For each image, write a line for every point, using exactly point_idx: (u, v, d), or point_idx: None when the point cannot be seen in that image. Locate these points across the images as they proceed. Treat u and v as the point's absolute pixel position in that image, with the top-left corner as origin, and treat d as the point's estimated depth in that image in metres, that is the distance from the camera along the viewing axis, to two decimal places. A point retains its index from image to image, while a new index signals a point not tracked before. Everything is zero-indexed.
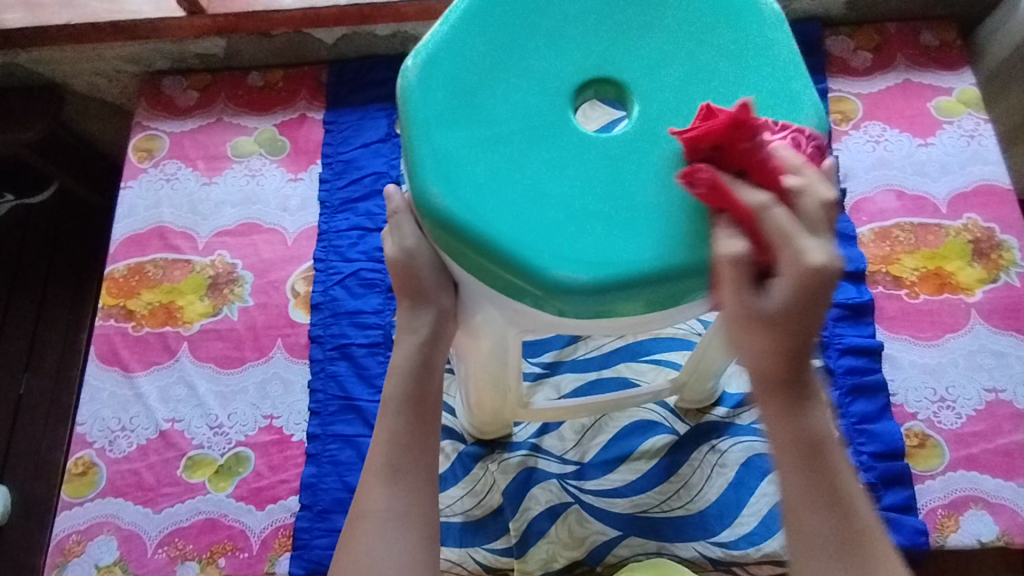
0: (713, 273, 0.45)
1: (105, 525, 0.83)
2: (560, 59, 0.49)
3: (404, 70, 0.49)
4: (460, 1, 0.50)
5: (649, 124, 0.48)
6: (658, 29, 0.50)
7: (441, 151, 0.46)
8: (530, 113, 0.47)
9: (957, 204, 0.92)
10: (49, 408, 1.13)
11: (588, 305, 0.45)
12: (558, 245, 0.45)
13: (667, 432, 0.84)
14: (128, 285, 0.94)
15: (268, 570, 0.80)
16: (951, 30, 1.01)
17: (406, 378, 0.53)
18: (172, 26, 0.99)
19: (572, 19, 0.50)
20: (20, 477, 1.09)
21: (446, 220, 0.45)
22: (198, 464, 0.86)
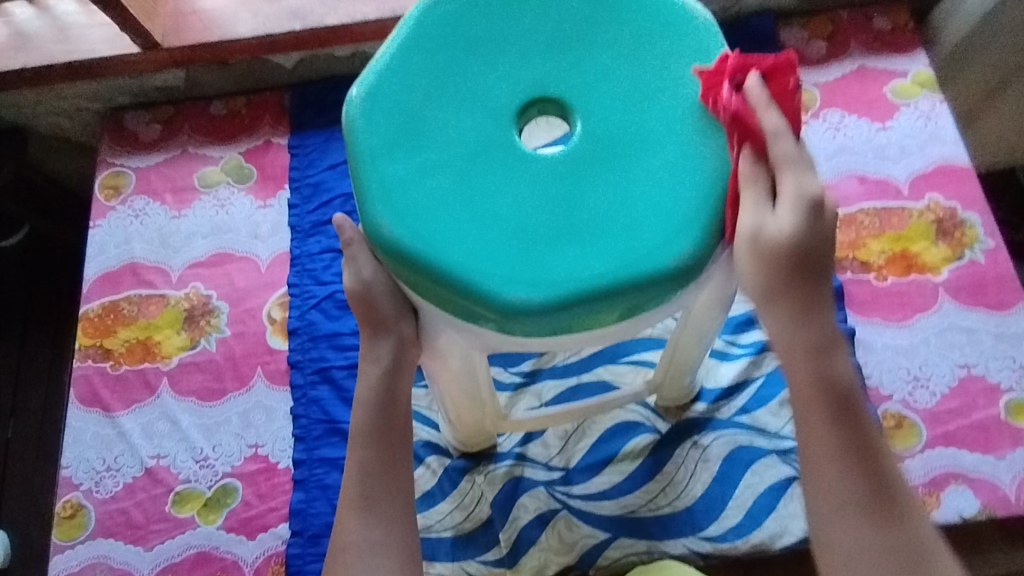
0: (662, 284, 0.46)
1: (98, 566, 0.83)
2: (500, 81, 0.49)
3: (348, 100, 0.49)
4: (399, 28, 0.50)
5: (592, 140, 0.48)
6: (595, 44, 0.50)
7: (389, 180, 0.47)
8: (474, 137, 0.48)
9: (920, 185, 0.93)
10: (37, 452, 1.12)
11: (542, 323, 0.46)
12: (509, 267, 0.46)
13: (649, 431, 0.84)
14: (104, 323, 0.94)
15: None
16: (903, 13, 1.03)
17: (371, 409, 0.53)
18: (129, 62, 0.99)
19: (512, 40, 0.50)
20: (11, 523, 1.09)
21: (397, 248, 0.46)
22: (186, 499, 0.86)
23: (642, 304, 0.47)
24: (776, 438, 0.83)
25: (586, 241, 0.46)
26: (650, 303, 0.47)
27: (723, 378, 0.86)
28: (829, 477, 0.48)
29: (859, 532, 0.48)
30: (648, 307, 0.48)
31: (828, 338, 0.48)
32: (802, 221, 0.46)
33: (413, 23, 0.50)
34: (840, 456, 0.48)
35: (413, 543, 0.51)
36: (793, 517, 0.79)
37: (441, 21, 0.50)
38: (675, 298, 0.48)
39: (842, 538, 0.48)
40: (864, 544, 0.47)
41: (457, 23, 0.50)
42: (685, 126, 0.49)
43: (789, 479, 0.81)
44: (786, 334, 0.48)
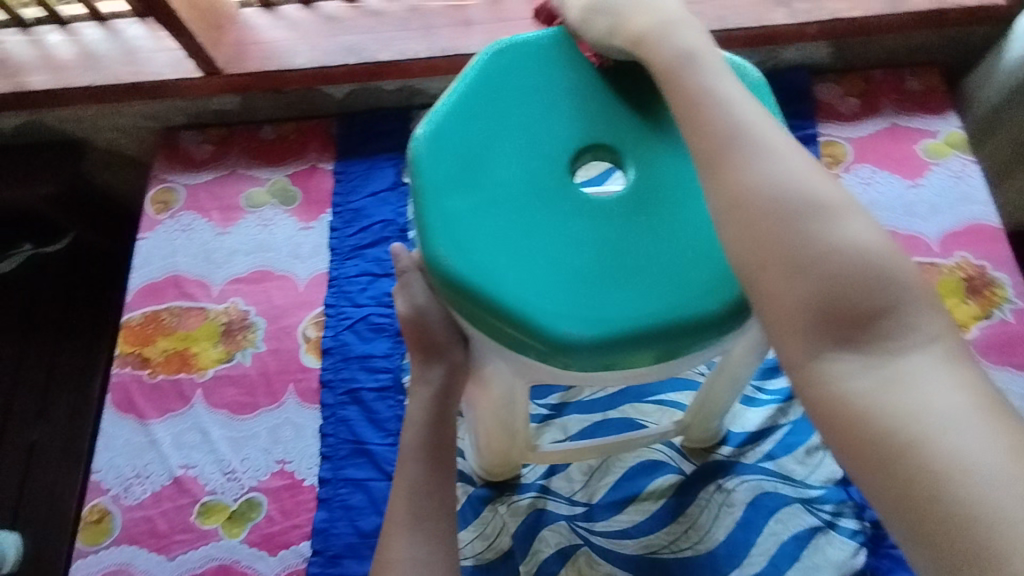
0: (710, 328, 0.48)
1: (120, 573, 0.84)
2: (557, 127, 0.52)
3: (414, 138, 0.52)
4: (465, 74, 0.54)
5: (645, 187, 0.51)
6: (649, 99, 0.54)
7: (450, 215, 0.49)
8: (530, 178, 0.51)
9: (949, 243, 0.95)
10: (63, 456, 1.13)
11: (592, 359, 0.47)
12: (561, 303, 0.48)
13: (673, 472, 0.85)
14: (145, 332, 0.97)
15: None
16: (934, 76, 1.06)
17: (424, 428, 0.57)
18: (190, 86, 1.04)
19: (571, 91, 0.54)
20: (28, 529, 1.08)
21: (456, 280, 0.48)
22: (212, 510, 0.87)
23: (688, 346, 0.48)
24: (800, 486, 0.83)
25: (637, 283, 0.48)
26: (696, 346, 0.49)
27: (748, 423, 0.88)
28: (748, 235, 0.46)
29: (805, 301, 0.44)
30: (693, 350, 0.49)
31: (732, 120, 0.48)
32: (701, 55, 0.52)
33: (478, 69, 0.54)
34: (765, 213, 0.45)
35: (453, 566, 0.52)
36: (816, 568, 0.79)
37: (504, 69, 0.54)
38: (719, 343, 0.50)
39: (787, 293, 0.44)
40: (806, 295, 0.43)
41: (519, 72, 0.54)
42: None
43: (813, 529, 0.81)
44: (694, 123, 0.50)
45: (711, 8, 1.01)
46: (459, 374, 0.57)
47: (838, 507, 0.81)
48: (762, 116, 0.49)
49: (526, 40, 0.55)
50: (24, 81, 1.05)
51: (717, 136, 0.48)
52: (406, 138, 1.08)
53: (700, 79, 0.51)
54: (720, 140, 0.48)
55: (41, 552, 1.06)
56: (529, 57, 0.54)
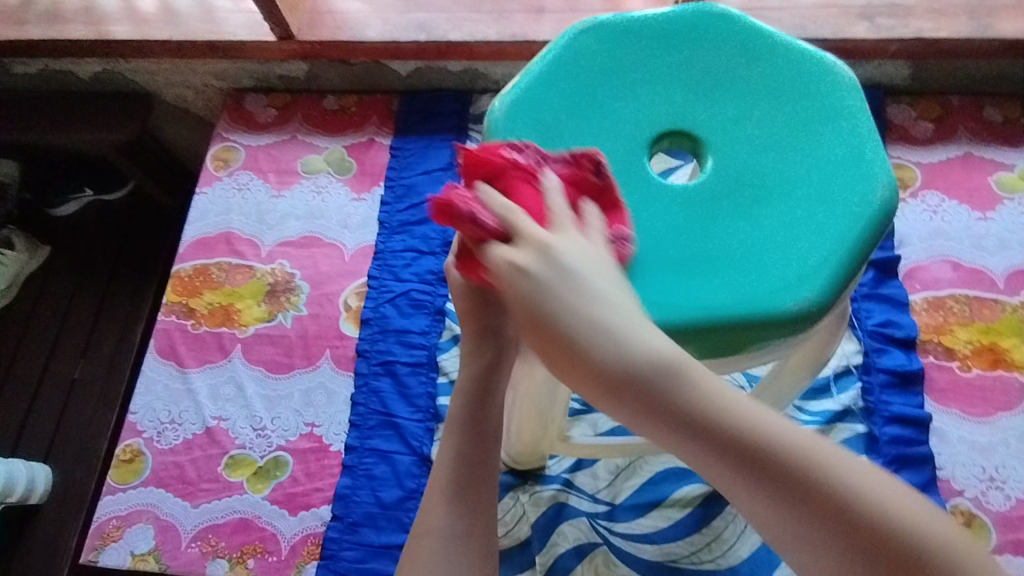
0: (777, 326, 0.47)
1: (144, 514, 0.86)
2: (638, 110, 0.52)
3: (492, 109, 0.52)
4: (548, 51, 0.54)
5: (722, 178, 0.50)
6: (735, 89, 0.53)
7: None
8: (607, 158, 0.51)
9: (1015, 281, 0.91)
10: (100, 395, 1.16)
11: None
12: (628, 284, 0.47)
13: (702, 482, 0.83)
14: (192, 284, 0.99)
15: None
16: (1016, 107, 1.02)
17: (470, 398, 0.57)
18: (263, 49, 1.07)
19: (655, 75, 0.53)
20: (60, 462, 1.11)
21: None
22: (238, 464, 0.88)
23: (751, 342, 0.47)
24: None
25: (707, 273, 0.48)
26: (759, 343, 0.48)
27: None
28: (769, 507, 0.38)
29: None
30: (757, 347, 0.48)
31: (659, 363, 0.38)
32: (563, 265, 0.40)
33: (563, 46, 0.54)
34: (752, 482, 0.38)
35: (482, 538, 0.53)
36: None
37: (590, 48, 0.54)
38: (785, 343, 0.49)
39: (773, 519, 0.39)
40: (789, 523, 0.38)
41: (605, 53, 0.54)
42: (817, 178, 0.50)
43: None
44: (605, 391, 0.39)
45: (786, 18, 0.99)
46: (508, 350, 0.58)
47: None
48: (652, 339, 0.39)
49: (614, 20, 0.54)
50: (108, 31, 1.09)
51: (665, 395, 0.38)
52: (464, 120, 1.08)
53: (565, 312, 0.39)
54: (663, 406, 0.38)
55: (71, 485, 1.09)
56: (616, 36, 0.54)
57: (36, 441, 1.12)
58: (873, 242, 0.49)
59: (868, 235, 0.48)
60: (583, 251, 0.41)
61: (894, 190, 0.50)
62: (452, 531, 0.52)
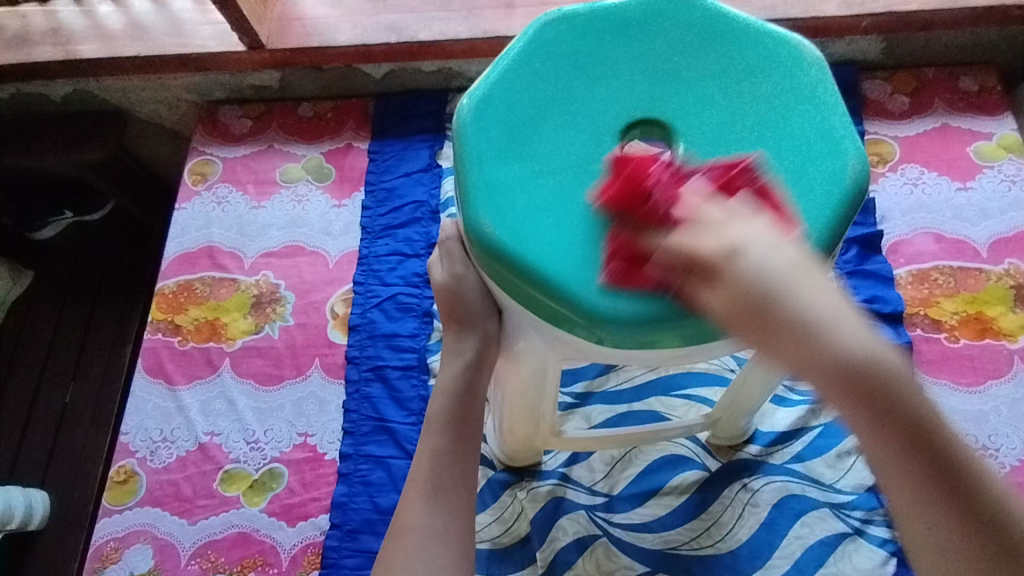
0: None
1: (142, 534, 0.85)
2: (607, 101, 0.52)
3: (460, 107, 0.52)
4: (512, 45, 0.53)
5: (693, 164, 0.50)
6: (702, 74, 0.52)
7: (494, 185, 0.49)
8: (577, 151, 0.50)
9: (999, 249, 0.91)
10: (93, 418, 1.15)
11: (631, 336, 0.47)
12: (604, 278, 0.47)
13: (698, 468, 0.83)
14: (177, 300, 0.98)
15: None
16: (991, 76, 1.02)
17: (454, 398, 0.57)
18: (234, 59, 1.06)
19: (621, 64, 0.53)
20: (57, 487, 1.10)
21: (497, 250, 0.48)
22: (234, 478, 0.88)
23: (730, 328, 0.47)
24: (830, 490, 0.81)
25: None
26: None
27: (778, 423, 0.85)
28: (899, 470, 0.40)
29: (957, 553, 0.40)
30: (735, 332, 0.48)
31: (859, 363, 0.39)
32: (786, 265, 0.40)
33: (528, 40, 0.53)
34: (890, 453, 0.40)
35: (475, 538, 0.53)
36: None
37: (554, 42, 0.53)
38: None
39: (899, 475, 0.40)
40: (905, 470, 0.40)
41: (570, 45, 0.53)
42: (788, 158, 0.50)
43: (840, 535, 0.78)
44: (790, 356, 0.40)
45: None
46: (492, 348, 0.57)
47: (868, 515, 0.79)
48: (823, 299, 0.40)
49: (577, 12, 0.54)
50: (76, 49, 1.08)
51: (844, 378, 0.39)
52: (441, 120, 1.07)
53: (778, 284, 0.39)
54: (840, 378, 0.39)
55: (69, 509, 1.09)
56: (579, 29, 0.54)
57: (31, 467, 1.11)
58: (847, 220, 0.49)
59: (842, 212, 0.48)
60: (780, 249, 0.41)
61: (865, 166, 0.50)
62: (446, 531, 0.52)
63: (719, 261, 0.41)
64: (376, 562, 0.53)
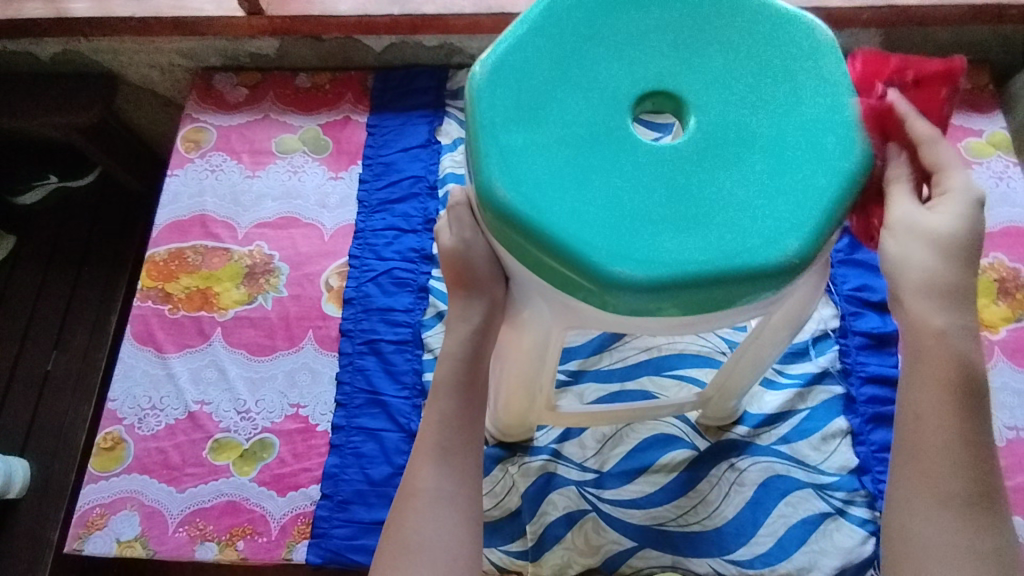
0: (762, 278, 0.48)
1: (129, 501, 0.84)
2: (622, 72, 0.52)
3: (473, 73, 0.52)
4: (527, 14, 0.53)
5: (705, 135, 0.50)
6: (717, 50, 0.53)
7: (507, 150, 0.49)
8: (592, 121, 0.50)
9: (984, 243, 0.93)
10: (76, 387, 1.13)
11: (640, 302, 0.48)
12: (615, 243, 0.48)
13: (687, 447, 0.85)
14: (168, 268, 0.97)
15: (285, 556, 0.81)
16: (984, 74, 1.04)
17: (458, 364, 0.58)
18: (230, 24, 1.04)
19: (634, 36, 0.53)
20: (36, 454, 1.09)
21: (509, 213, 0.48)
22: (223, 447, 0.87)
23: (735, 297, 0.48)
24: (814, 471, 0.83)
25: (692, 229, 0.48)
26: (745, 297, 0.49)
27: (766, 405, 0.87)
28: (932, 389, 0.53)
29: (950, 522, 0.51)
30: (742, 301, 0.49)
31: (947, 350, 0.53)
32: (977, 220, 0.54)
33: (541, 9, 0.53)
34: (958, 424, 0.52)
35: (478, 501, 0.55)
36: (823, 553, 0.78)
37: (567, 11, 0.53)
38: (772, 298, 0.50)
39: (936, 436, 0.52)
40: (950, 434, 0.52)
41: (586, 15, 0.53)
42: (798, 135, 0.50)
43: (822, 515, 0.80)
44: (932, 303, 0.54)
45: None
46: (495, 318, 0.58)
47: (849, 495, 0.81)
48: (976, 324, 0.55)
49: None
50: (68, 9, 1.06)
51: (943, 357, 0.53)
52: (441, 96, 1.07)
53: (976, 232, 0.54)
54: (945, 338, 0.53)
55: (50, 476, 1.07)
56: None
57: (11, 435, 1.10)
58: (852, 196, 0.50)
59: (846, 188, 0.49)
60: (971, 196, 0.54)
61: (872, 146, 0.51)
62: (447, 492, 0.55)
63: (963, 194, 0.54)
64: (387, 523, 0.56)
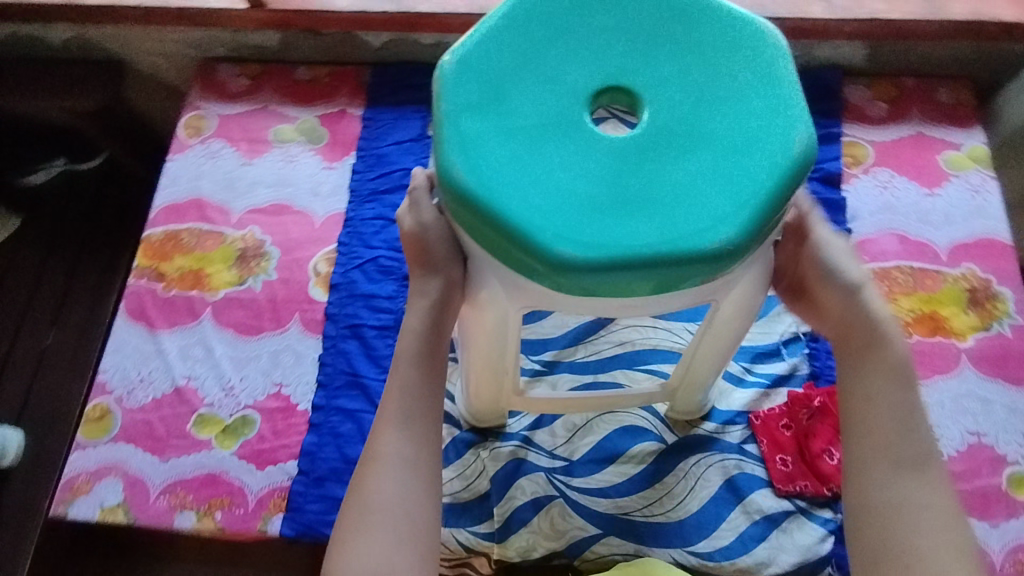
0: (703, 264, 0.50)
1: (113, 469, 0.87)
2: (582, 67, 0.55)
3: (442, 63, 0.55)
4: (498, 10, 0.56)
5: (658, 127, 0.53)
6: (674, 48, 0.56)
7: (467, 135, 0.52)
8: (549, 111, 0.53)
9: (958, 254, 0.95)
10: (71, 364, 1.16)
11: (586, 283, 0.50)
12: (564, 227, 0.50)
13: (654, 439, 0.87)
14: (163, 249, 1.01)
15: (260, 528, 0.84)
16: (965, 90, 1.06)
17: (425, 340, 0.61)
18: (234, 17, 1.09)
19: (596, 34, 0.56)
20: (28, 426, 1.11)
21: (465, 195, 0.51)
22: (207, 422, 0.90)
23: (680, 279, 0.51)
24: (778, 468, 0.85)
25: (640, 214, 0.51)
26: (688, 282, 0.51)
27: (734, 403, 0.89)
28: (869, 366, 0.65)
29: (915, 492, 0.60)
30: (685, 285, 0.52)
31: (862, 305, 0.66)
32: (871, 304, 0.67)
33: (511, 5, 0.56)
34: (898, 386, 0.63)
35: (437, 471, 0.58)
36: (783, 548, 0.80)
37: (535, 6, 0.56)
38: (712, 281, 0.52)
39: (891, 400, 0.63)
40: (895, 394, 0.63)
41: (552, 12, 0.56)
42: (747, 130, 0.53)
43: (784, 511, 0.82)
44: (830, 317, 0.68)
45: None
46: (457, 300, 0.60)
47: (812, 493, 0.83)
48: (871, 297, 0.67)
49: None
50: None
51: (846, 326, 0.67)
52: None
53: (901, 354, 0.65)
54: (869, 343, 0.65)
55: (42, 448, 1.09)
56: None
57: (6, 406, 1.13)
58: (794, 189, 0.52)
59: (787, 182, 0.52)
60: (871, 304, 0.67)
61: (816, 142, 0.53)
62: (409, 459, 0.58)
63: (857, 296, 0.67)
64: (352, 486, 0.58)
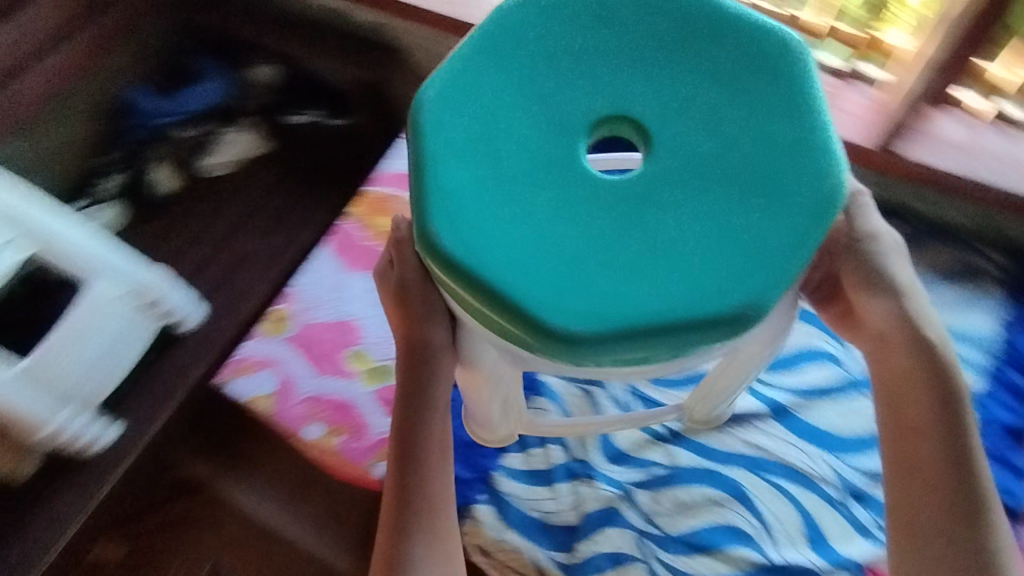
0: (712, 330, 0.51)
1: (275, 364, 1.00)
2: (580, 107, 0.56)
3: (422, 95, 0.57)
4: (472, 37, 0.59)
5: (657, 171, 0.55)
6: (668, 71, 0.57)
7: (446, 190, 0.54)
8: (479, 119, 0.56)
9: None
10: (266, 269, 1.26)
11: (608, 353, 0.51)
12: (555, 296, 0.52)
13: (755, 549, 0.83)
14: (383, 205, 1.12)
15: (367, 466, 0.93)
16: None
17: None
18: None
19: (577, 48, 0.58)
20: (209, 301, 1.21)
21: (454, 261, 0.53)
22: (359, 357, 1.01)
23: (692, 344, 0.52)
24: None
25: (653, 283, 0.52)
26: (691, 349, 0.52)
27: (855, 550, 0.82)
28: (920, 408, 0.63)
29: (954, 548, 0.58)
30: (688, 352, 0.53)
31: (937, 356, 0.64)
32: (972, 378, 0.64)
33: (489, 28, 0.59)
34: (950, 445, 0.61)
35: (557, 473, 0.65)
36: None
37: (520, 21, 0.59)
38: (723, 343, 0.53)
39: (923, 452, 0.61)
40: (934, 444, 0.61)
41: (519, 27, 0.59)
42: (756, 198, 0.54)
43: None
44: (879, 345, 0.66)
45: None
46: (443, 359, 0.68)
47: None
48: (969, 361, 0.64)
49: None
50: None
51: (910, 375, 0.64)
52: None
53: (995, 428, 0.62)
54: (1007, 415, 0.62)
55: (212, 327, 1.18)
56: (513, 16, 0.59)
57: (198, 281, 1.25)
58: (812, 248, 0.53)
59: (786, 253, 0.53)
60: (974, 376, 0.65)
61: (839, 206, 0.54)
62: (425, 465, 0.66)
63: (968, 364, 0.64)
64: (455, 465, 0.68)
